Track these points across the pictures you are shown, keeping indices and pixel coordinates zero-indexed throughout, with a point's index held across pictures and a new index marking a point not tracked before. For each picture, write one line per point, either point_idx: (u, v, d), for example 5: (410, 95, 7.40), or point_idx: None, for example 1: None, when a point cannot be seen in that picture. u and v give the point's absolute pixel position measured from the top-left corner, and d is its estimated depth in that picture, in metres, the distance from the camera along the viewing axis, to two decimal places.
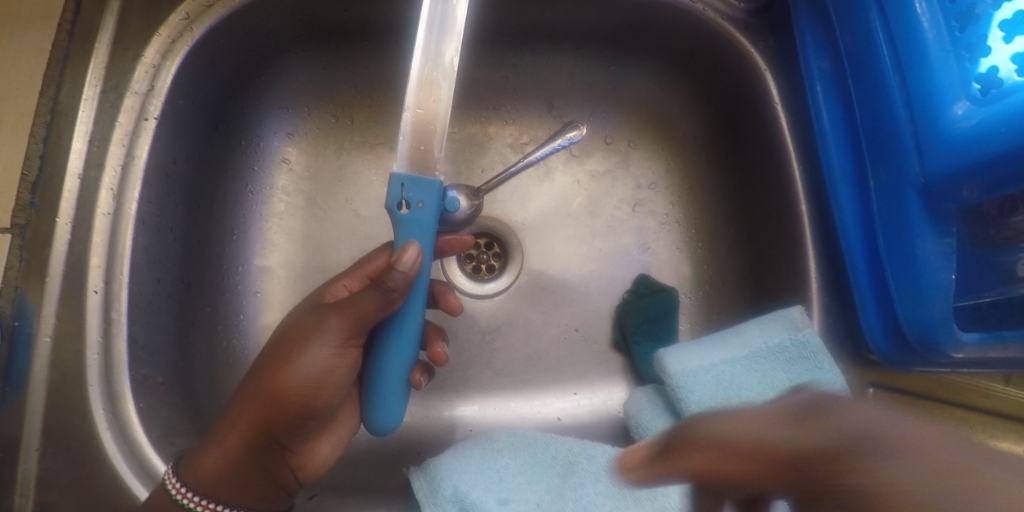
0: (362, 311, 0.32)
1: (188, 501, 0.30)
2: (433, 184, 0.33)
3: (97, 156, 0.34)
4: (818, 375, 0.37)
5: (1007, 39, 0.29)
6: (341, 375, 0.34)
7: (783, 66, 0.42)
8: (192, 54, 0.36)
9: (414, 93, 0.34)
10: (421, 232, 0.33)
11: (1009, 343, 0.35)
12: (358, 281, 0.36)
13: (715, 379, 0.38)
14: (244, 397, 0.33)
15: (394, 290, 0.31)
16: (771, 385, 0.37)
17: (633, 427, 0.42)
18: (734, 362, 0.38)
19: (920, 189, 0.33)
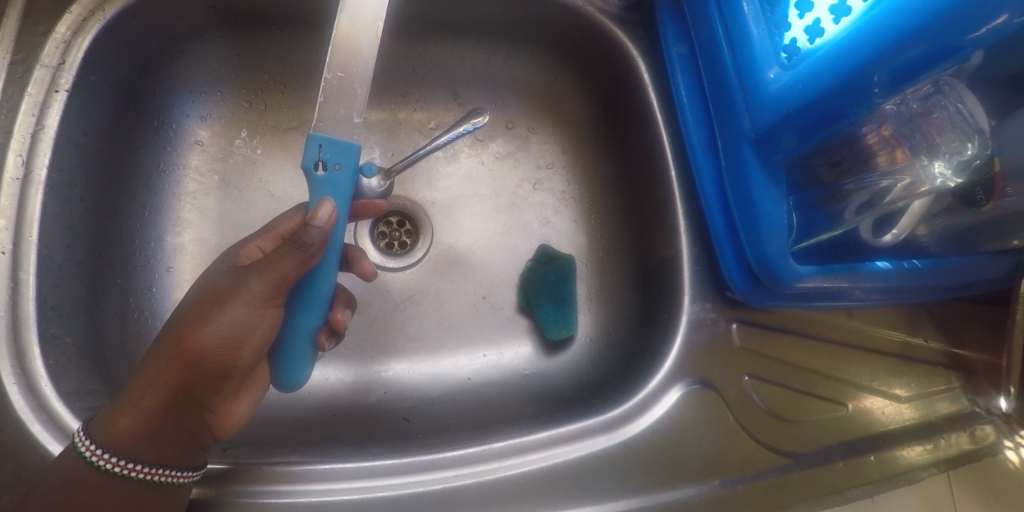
0: (281, 271, 0.34)
1: (99, 458, 0.33)
2: (350, 145, 0.37)
3: (4, 124, 0.36)
4: None
5: (800, 16, 0.35)
6: (262, 334, 0.35)
7: (652, 52, 0.49)
8: (102, 32, 0.39)
9: (332, 58, 0.38)
10: (336, 192, 0.37)
11: (837, 275, 0.41)
12: (271, 242, 0.38)
13: None
14: (163, 356, 0.34)
15: (311, 246, 0.34)
16: None
17: None
18: None
19: (752, 143, 0.40)
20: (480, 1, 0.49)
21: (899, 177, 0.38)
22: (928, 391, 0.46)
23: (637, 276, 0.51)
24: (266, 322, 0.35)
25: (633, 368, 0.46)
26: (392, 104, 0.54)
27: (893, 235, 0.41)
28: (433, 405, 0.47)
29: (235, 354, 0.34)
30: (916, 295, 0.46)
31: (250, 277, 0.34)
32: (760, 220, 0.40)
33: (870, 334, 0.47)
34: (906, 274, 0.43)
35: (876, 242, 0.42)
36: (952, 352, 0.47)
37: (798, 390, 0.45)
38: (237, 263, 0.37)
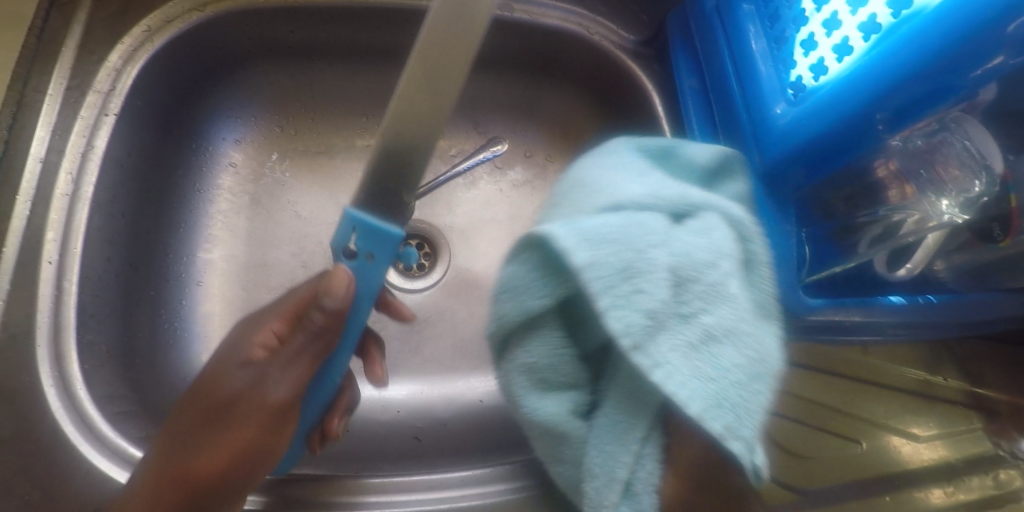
0: (297, 372, 0.33)
1: None
2: (391, 230, 0.32)
3: (58, 144, 0.39)
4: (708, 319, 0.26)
5: (805, 54, 0.37)
6: (272, 443, 0.34)
7: (665, 85, 0.50)
8: (151, 61, 0.43)
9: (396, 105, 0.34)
10: (362, 281, 0.33)
11: (850, 308, 0.41)
12: (284, 322, 0.34)
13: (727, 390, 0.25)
14: (159, 481, 0.33)
15: (325, 337, 0.33)
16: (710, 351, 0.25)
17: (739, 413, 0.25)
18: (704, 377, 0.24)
19: (760, 176, 0.40)
20: (500, 35, 0.51)
21: (909, 213, 0.39)
22: (949, 432, 0.45)
23: None
24: (278, 431, 0.34)
25: None
26: None
27: (907, 270, 0.40)
28: (444, 425, 0.48)
29: (243, 467, 0.33)
30: (935, 330, 0.45)
31: (266, 381, 0.33)
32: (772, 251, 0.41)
33: (887, 370, 0.47)
34: (921, 310, 0.42)
35: (891, 277, 0.42)
36: (973, 392, 0.47)
37: (814, 427, 0.44)
38: (241, 354, 0.34)
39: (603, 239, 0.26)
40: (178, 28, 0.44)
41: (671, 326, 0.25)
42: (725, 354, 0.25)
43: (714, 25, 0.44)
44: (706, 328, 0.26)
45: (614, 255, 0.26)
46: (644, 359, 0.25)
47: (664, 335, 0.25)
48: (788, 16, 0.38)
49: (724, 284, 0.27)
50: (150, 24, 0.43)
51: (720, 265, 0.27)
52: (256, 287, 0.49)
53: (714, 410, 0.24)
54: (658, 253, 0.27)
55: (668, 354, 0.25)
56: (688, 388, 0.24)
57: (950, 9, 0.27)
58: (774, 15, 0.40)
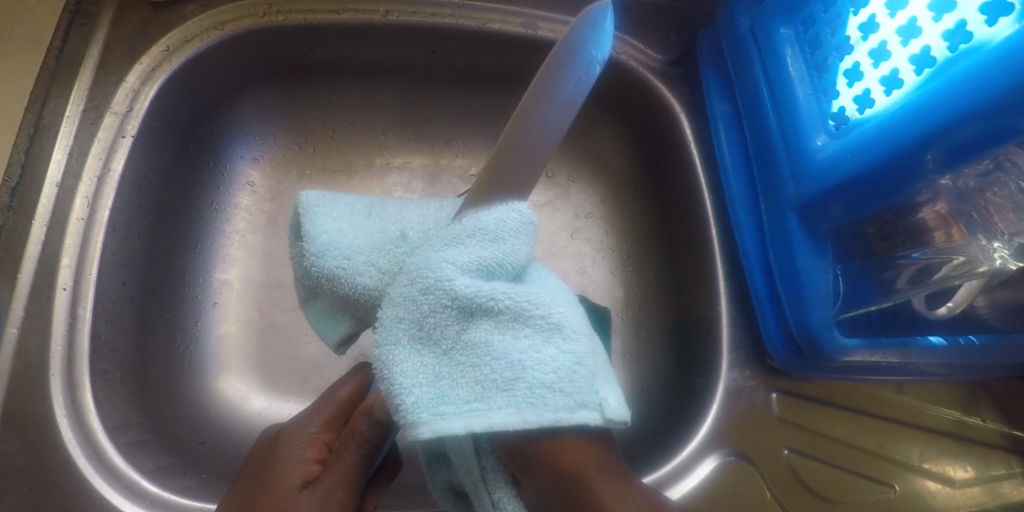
0: (346, 487, 0.34)
1: None
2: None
3: (75, 167, 0.39)
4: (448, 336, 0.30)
5: (848, 84, 0.35)
6: None
7: (695, 108, 0.49)
8: (168, 81, 0.43)
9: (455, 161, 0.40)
10: None
11: (887, 349, 0.40)
12: (326, 429, 0.37)
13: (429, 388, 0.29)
14: None
15: (377, 451, 0.35)
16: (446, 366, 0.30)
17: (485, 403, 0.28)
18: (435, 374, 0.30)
19: (797, 210, 0.38)
20: (523, 53, 0.50)
21: (952, 256, 0.37)
22: (992, 475, 0.43)
23: (674, 334, 0.49)
24: None
25: (668, 433, 0.44)
26: (436, 150, 0.55)
27: (947, 308, 0.40)
28: None
29: None
30: (970, 373, 0.43)
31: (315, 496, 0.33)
32: (804, 288, 0.39)
33: (921, 410, 0.44)
34: (963, 351, 0.40)
35: (929, 315, 0.41)
36: (1013, 434, 0.44)
37: (841, 468, 0.42)
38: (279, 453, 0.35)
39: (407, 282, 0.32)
40: (195, 47, 0.43)
41: (438, 351, 0.30)
42: (497, 365, 0.29)
43: (750, 49, 0.42)
44: (479, 347, 0.30)
45: (414, 294, 0.31)
46: (394, 380, 0.30)
47: (434, 361, 0.30)
48: (830, 43, 0.36)
49: (491, 306, 0.30)
50: (168, 43, 0.43)
51: (507, 292, 0.31)
52: (272, 308, 0.49)
53: (486, 407, 0.28)
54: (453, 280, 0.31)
55: (441, 367, 0.30)
56: (421, 399, 0.29)
57: (993, 59, 0.26)
58: (814, 41, 0.38)
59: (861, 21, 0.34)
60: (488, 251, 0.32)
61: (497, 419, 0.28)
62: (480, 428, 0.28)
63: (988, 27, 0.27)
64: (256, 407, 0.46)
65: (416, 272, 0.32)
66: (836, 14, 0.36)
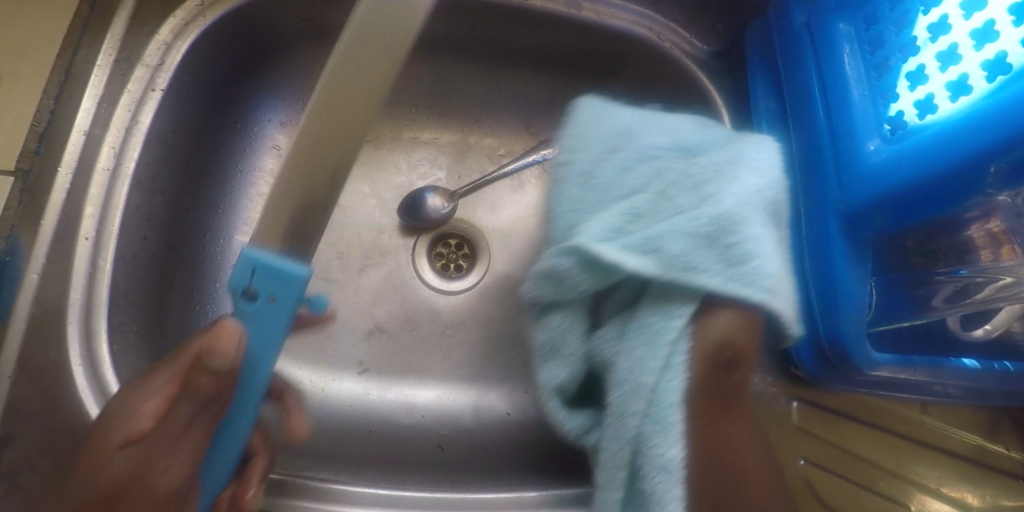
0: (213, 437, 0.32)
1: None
2: (301, 276, 0.32)
3: (103, 117, 0.39)
4: (669, 217, 0.35)
5: (911, 88, 0.33)
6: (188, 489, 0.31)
7: (737, 103, 0.47)
8: (201, 37, 0.42)
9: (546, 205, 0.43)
10: (264, 329, 0.32)
11: (918, 367, 0.38)
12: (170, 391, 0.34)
13: (672, 245, 0.32)
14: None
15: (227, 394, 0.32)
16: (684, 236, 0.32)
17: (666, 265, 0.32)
18: (671, 241, 0.32)
19: (840, 215, 0.37)
20: (562, 34, 0.49)
21: (999, 276, 0.36)
22: (1003, 505, 0.41)
23: None
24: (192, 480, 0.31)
25: None
26: (466, 127, 0.54)
27: (984, 330, 0.38)
28: (470, 436, 0.47)
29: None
30: (993, 400, 0.41)
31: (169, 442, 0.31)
32: (838, 298, 0.37)
33: (942, 433, 0.43)
34: (996, 377, 0.39)
35: (965, 336, 0.39)
36: None
37: (857, 485, 0.41)
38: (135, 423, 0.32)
39: (584, 153, 0.38)
40: (231, 5, 0.43)
41: (670, 216, 0.34)
42: (762, 246, 0.31)
43: (803, 44, 0.40)
44: (734, 235, 0.31)
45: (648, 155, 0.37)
46: (641, 253, 0.32)
47: (684, 248, 0.32)
48: (894, 43, 0.35)
49: (745, 186, 0.33)
50: None
51: (757, 182, 0.33)
52: None
53: (735, 280, 0.31)
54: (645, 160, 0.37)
55: (725, 222, 0.32)
56: (684, 261, 0.32)
57: None
58: (876, 40, 0.36)
59: (931, 21, 0.32)
60: (626, 123, 0.39)
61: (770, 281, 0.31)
62: (731, 288, 0.31)
63: None
64: None
65: (624, 142, 0.38)
66: (903, 12, 0.34)
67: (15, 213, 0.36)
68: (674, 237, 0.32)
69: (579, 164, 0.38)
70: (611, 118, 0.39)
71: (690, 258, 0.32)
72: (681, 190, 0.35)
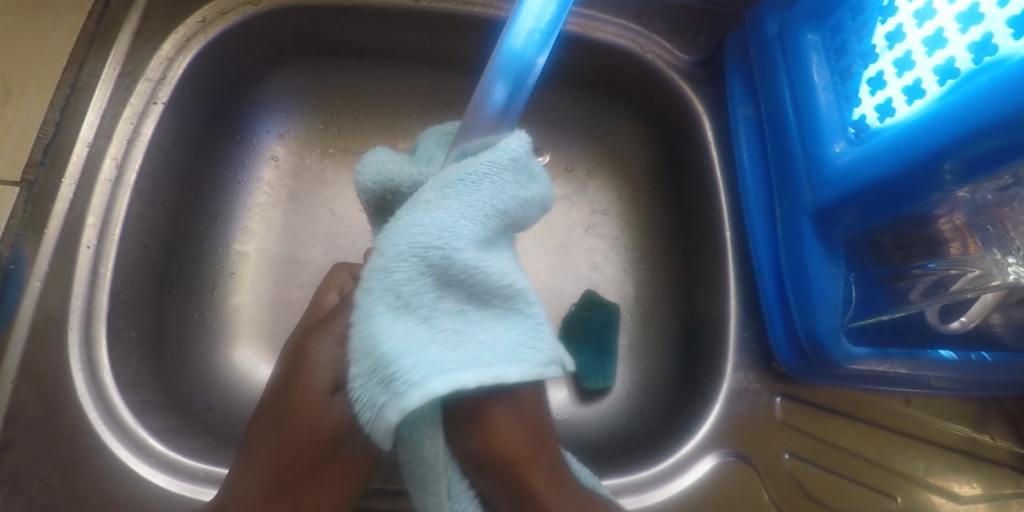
0: None
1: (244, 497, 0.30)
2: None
3: (106, 130, 0.41)
4: (451, 266, 0.27)
5: (872, 93, 0.35)
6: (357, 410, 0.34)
7: (717, 111, 0.49)
8: (201, 52, 0.44)
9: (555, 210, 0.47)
10: None
11: (894, 359, 0.40)
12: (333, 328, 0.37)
13: (456, 356, 0.25)
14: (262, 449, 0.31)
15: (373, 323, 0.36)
16: (479, 343, 0.26)
17: (462, 363, 0.25)
18: (435, 344, 0.25)
19: (812, 215, 0.39)
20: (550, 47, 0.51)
21: (967, 268, 0.37)
22: (988, 494, 0.42)
23: (681, 333, 0.49)
24: None
25: (667, 429, 0.45)
26: None
27: (960, 323, 0.39)
28: None
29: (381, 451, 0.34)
30: (984, 391, 0.43)
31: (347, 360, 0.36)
32: (814, 294, 0.39)
33: (929, 424, 0.44)
34: (975, 367, 0.40)
35: (943, 328, 0.40)
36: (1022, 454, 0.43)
37: (843, 477, 0.42)
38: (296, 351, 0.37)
39: (428, 198, 0.29)
40: (231, 20, 0.45)
41: (406, 287, 0.26)
42: (536, 335, 0.27)
43: (775, 53, 0.43)
44: (457, 324, 0.26)
45: (472, 205, 0.28)
46: (366, 345, 0.25)
47: (419, 329, 0.26)
48: (856, 51, 0.37)
49: (506, 322, 0.27)
50: (205, 16, 0.45)
51: (517, 320, 0.27)
52: (288, 283, 0.49)
53: (513, 364, 0.26)
54: (452, 240, 0.27)
55: (436, 273, 0.27)
56: (413, 369, 0.24)
57: (1011, 75, 0.26)
58: (841, 48, 0.38)
59: (888, 30, 0.35)
60: (488, 158, 0.30)
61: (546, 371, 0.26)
62: (485, 380, 0.25)
63: (1014, 40, 0.27)
64: (263, 379, 0.46)
65: (464, 174, 0.29)
66: (863, 22, 0.36)
67: (20, 224, 0.38)
68: (466, 346, 0.26)
69: (411, 212, 0.28)
70: (474, 161, 0.30)
71: (472, 360, 0.25)
72: (468, 276, 0.27)
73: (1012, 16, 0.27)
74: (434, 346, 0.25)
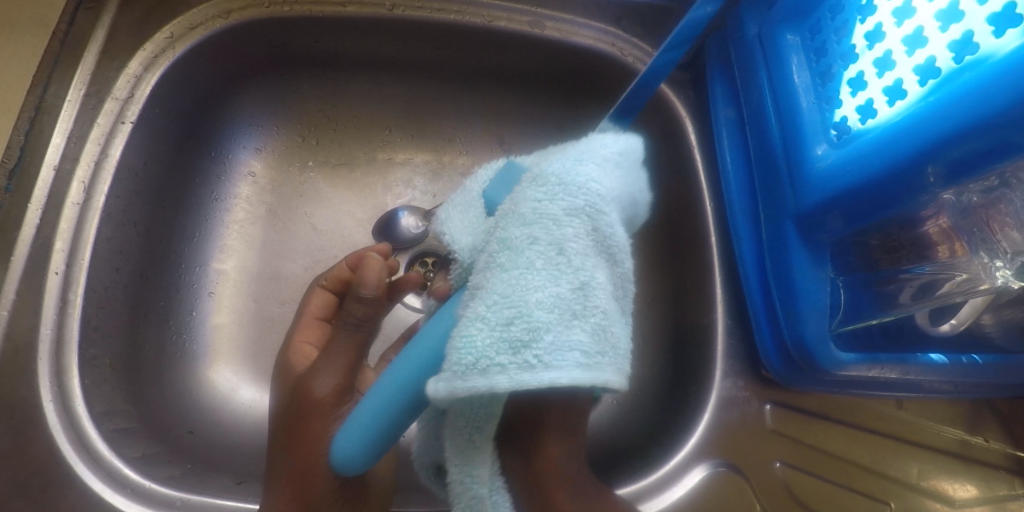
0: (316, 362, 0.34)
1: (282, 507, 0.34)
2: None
3: (73, 152, 0.40)
4: (595, 239, 0.25)
5: (853, 94, 0.34)
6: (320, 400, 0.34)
7: (699, 114, 0.48)
8: (170, 69, 0.43)
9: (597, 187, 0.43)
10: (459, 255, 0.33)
11: (884, 365, 0.39)
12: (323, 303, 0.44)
13: (580, 345, 0.23)
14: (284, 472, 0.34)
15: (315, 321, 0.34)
16: (608, 335, 0.24)
17: (592, 350, 0.23)
18: (572, 322, 0.23)
19: (795, 219, 0.38)
20: (529, 53, 0.50)
21: (955, 272, 0.36)
22: (983, 496, 0.42)
23: (669, 340, 0.49)
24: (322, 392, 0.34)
25: (655, 439, 0.44)
26: (439, 146, 0.55)
27: (950, 326, 0.39)
28: None
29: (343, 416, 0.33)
30: (976, 392, 0.42)
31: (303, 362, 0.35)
32: (799, 300, 0.38)
33: (920, 427, 0.43)
34: (966, 370, 0.39)
35: (933, 332, 0.40)
36: (1018, 455, 0.42)
37: (835, 484, 0.41)
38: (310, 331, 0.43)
39: (587, 155, 0.26)
40: (200, 35, 0.44)
41: (551, 244, 0.24)
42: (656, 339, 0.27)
43: (755, 54, 0.42)
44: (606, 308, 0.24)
45: (620, 183, 0.26)
46: (506, 293, 0.23)
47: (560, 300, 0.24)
48: (836, 51, 0.36)
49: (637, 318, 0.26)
50: (173, 31, 0.44)
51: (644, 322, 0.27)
52: (268, 300, 0.49)
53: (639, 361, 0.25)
54: (609, 207, 0.25)
55: (576, 247, 0.24)
56: (552, 341, 0.23)
57: (994, 74, 0.25)
58: (821, 48, 0.37)
59: (867, 29, 0.34)
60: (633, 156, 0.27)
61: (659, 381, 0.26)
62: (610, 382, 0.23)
63: (996, 38, 0.26)
64: (244, 399, 0.46)
65: (617, 148, 0.27)
66: (843, 21, 0.35)
67: None
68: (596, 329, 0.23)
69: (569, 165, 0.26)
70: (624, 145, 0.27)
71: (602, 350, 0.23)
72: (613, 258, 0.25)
73: (992, 13, 0.26)
74: (569, 322, 0.23)
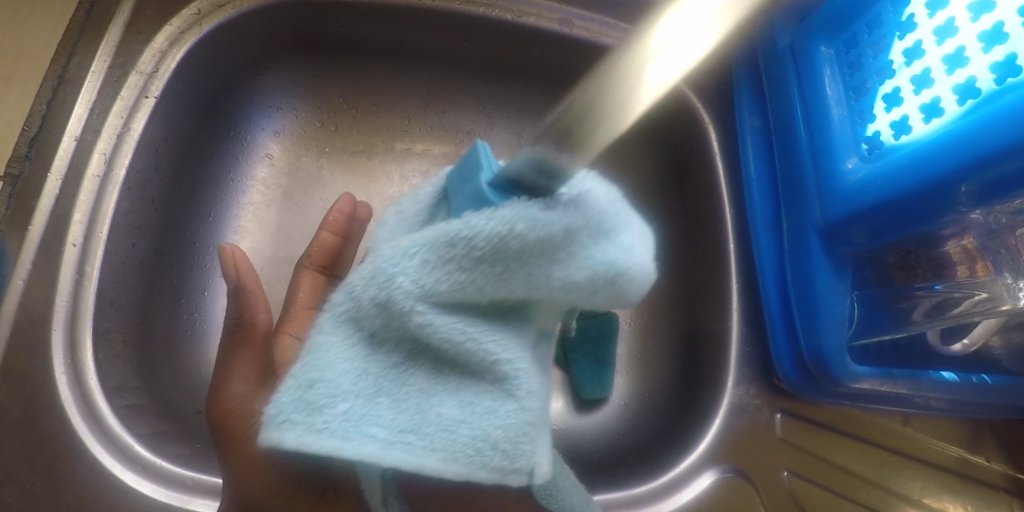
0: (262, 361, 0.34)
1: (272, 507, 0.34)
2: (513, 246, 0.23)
3: (95, 123, 0.39)
4: (414, 316, 0.22)
5: (887, 109, 0.35)
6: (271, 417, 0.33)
7: (725, 122, 0.48)
8: (196, 45, 0.43)
9: None
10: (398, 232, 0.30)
11: (897, 380, 0.39)
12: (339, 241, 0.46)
13: (371, 421, 0.21)
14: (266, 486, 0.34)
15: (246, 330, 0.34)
16: (418, 416, 0.22)
17: (384, 433, 0.21)
18: (371, 399, 0.22)
19: (820, 231, 0.38)
20: (557, 50, 0.50)
21: (975, 291, 0.37)
22: None
23: (681, 345, 0.49)
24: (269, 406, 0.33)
25: (664, 442, 0.44)
26: (458, 139, 0.54)
27: (962, 345, 0.39)
28: None
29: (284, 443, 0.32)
30: (978, 412, 0.42)
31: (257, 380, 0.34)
32: (819, 311, 0.38)
33: (927, 445, 0.43)
34: (975, 390, 0.39)
35: (944, 351, 0.40)
36: (1018, 477, 0.42)
37: (839, 495, 0.42)
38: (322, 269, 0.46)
39: (428, 234, 0.22)
40: (227, 14, 0.43)
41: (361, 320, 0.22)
42: (515, 432, 0.21)
43: (787, 65, 0.42)
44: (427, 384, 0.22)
45: (468, 270, 0.21)
46: (307, 359, 0.22)
47: (366, 376, 0.22)
48: (872, 66, 0.36)
49: (478, 404, 0.22)
50: (201, 7, 0.43)
51: (493, 409, 0.22)
52: (281, 284, 0.48)
53: (451, 453, 0.21)
54: (433, 288, 0.22)
55: (389, 326, 0.22)
56: (341, 414, 0.21)
57: None
58: (855, 62, 0.38)
59: (906, 46, 0.34)
60: (580, 218, 0.21)
61: (505, 479, 0.21)
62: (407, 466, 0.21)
63: None
64: None
65: (462, 237, 0.21)
66: (880, 37, 0.36)
67: (4, 219, 0.37)
68: (397, 408, 0.22)
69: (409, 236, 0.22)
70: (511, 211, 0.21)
71: (395, 434, 0.21)
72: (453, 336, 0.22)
73: None
74: (366, 402, 0.22)
